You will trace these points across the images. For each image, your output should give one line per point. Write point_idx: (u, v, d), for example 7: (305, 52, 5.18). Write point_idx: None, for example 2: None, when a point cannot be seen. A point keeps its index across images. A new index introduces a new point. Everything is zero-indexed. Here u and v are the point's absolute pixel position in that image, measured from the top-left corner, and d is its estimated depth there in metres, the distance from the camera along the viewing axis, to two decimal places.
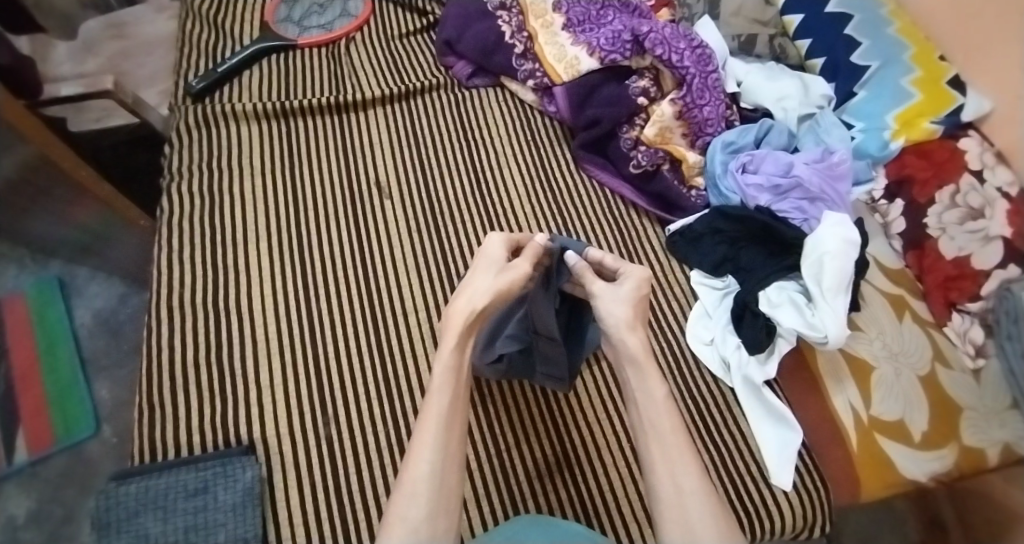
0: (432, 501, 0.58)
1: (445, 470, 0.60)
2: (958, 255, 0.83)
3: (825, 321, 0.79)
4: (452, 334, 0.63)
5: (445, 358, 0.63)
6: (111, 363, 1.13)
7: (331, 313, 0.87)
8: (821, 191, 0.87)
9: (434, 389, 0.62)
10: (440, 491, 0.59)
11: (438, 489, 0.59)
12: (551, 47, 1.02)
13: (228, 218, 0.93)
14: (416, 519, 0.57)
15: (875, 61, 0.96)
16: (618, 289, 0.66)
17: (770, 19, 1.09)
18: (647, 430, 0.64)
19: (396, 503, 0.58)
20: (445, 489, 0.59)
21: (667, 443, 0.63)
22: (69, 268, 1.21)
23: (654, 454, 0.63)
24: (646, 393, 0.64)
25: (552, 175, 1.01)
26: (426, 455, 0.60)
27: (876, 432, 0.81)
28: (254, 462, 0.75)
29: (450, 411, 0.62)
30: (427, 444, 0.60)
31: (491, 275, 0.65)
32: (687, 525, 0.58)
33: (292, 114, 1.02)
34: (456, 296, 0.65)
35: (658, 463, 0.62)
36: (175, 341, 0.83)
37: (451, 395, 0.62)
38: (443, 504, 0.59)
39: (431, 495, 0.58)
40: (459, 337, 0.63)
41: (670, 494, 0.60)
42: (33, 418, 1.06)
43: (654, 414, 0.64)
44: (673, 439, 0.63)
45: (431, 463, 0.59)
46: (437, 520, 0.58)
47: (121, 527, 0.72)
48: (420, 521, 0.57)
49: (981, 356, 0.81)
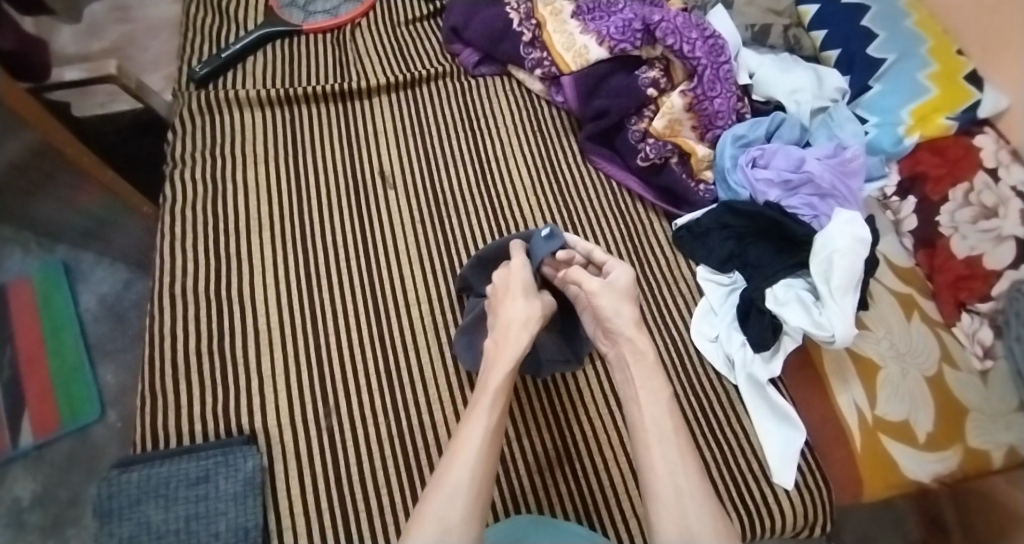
0: (467, 504, 0.58)
1: (482, 478, 0.60)
2: (970, 255, 0.83)
3: (832, 321, 0.78)
4: (505, 360, 0.67)
5: (497, 377, 0.66)
6: (115, 347, 1.14)
7: (333, 304, 0.87)
8: (832, 187, 0.86)
9: (483, 405, 0.65)
10: (474, 498, 0.59)
11: (473, 495, 0.59)
12: (560, 35, 0.99)
13: (231, 205, 0.92)
14: (451, 520, 0.57)
15: (891, 54, 0.95)
16: (614, 284, 0.71)
17: (785, 9, 1.06)
18: (647, 428, 0.64)
19: (431, 504, 0.58)
20: (480, 496, 0.59)
21: (669, 444, 0.63)
22: (75, 253, 1.21)
23: (651, 452, 0.62)
24: (650, 396, 0.66)
25: (558, 166, 0.99)
26: (468, 458, 0.61)
27: (881, 432, 0.81)
28: (255, 452, 0.75)
29: (494, 424, 0.63)
30: (467, 453, 0.61)
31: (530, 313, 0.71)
32: (684, 524, 0.57)
33: (296, 101, 1.01)
34: (504, 328, 0.70)
35: (659, 461, 0.61)
36: (178, 330, 0.83)
37: (499, 415, 0.64)
38: (477, 507, 0.58)
39: (466, 499, 0.58)
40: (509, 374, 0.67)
41: (668, 493, 0.60)
42: (39, 401, 1.07)
43: (659, 418, 0.64)
44: (675, 438, 0.63)
45: (468, 467, 0.60)
46: (470, 523, 0.57)
47: (124, 515, 0.72)
48: (455, 522, 0.57)
49: (988, 358, 0.82)
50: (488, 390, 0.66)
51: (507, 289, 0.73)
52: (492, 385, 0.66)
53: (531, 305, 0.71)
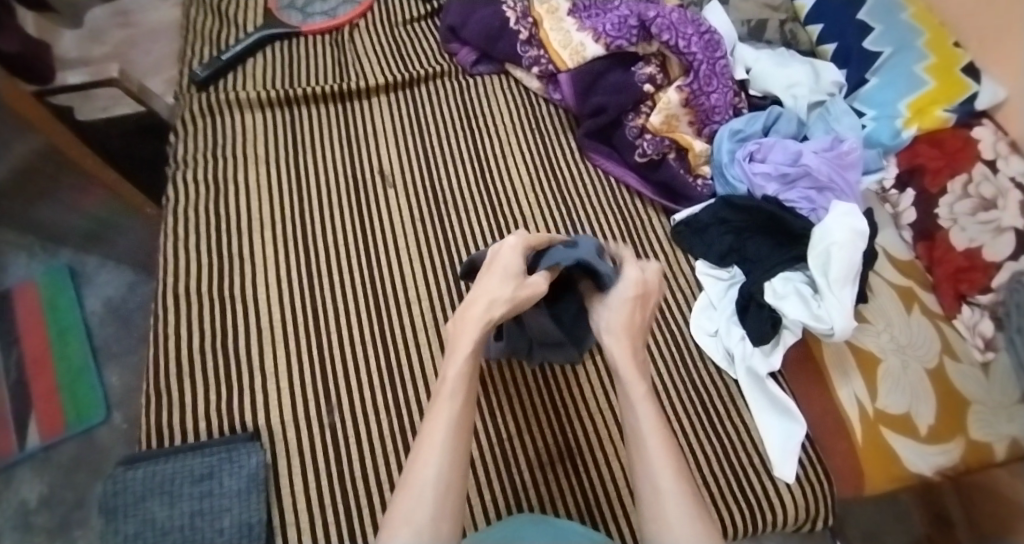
0: (436, 500, 0.55)
1: (452, 471, 0.57)
2: (969, 247, 0.83)
3: (830, 313, 0.78)
4: (467, 344, 0.63)
5: (459, 363, 0.63)
6: (120, 349, 1.15)
7: (334, 302, 0.87)
8: (830, 180, 0.86)
9: (446, 393, 0.61)
10: (444, 493, 0.56)
11: (443, 489, 0.56)
12: (556, 33, 0.98)
13: (232, 205, 0.93)
14: (422, 520, 0.54)
15: (887, 47, 0.95)
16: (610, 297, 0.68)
17: (781, 4, 1.06)
18: (631, 430, 0.62)
19: (399, 506, 0.55)
20: (452, 489, 0.56)
21: (648, 444, 0.60)
22: (79, 256, 1.22)
23: (635, 453, 0.61)
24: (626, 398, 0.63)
25: (557, 163, 0.99)
26: (437, 450, 0.57)
27: (882, 425, 0.81)
28: (259, 448, 0.75)
29: (459, 414, 0.60)
30: (434, 444, 0.58)
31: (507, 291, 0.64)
32: (663, 522, 0.56)
33: (296, 102, 1.02)
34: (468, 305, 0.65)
35: (638, 462, 0.60)
36: (180, 328, 0.83)
37: (463, 400, 0.61)
38: (449, 501, 0.56)
39: (435, 494, 0.55)
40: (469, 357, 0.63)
41: (648, 492, 0.58)
42: (47, 403, 1.08)
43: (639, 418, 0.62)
44: (655, 437, 0.60)
45: (437, 461, 0.57)
46: (442, 521, 0.55)
47: (128, 512, 0.72)
48: (425, 522, 0.54)
49: (989, 350, 0.81)
50: (451, 377, 0.63)
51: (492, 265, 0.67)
52: (454, 371, 0.62)
53: (504, 280, 0.65)
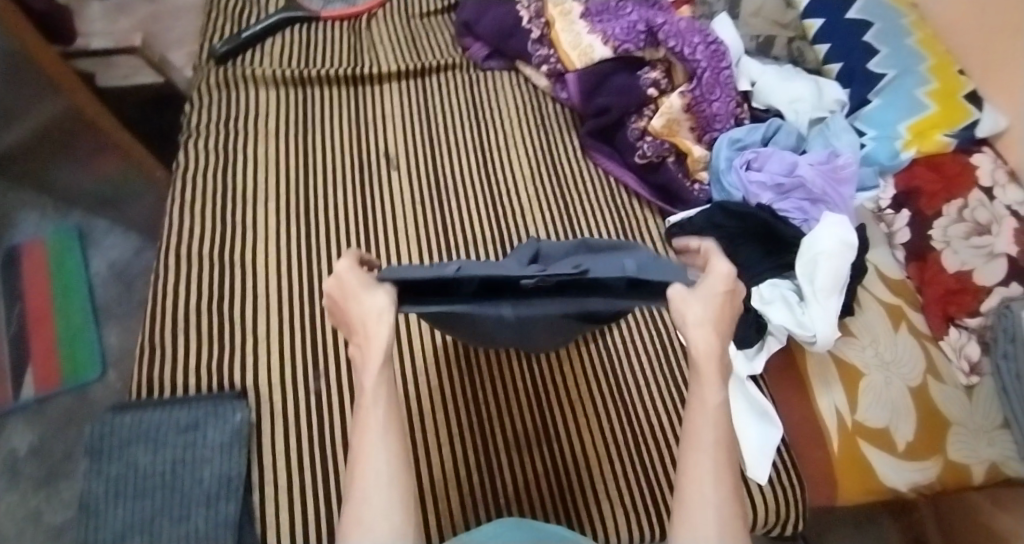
0: (391, 494, 0.51)
1: (399, 465, 0.53)
2: (961, 270, 0.84)
3: (814, 320, 0.80)
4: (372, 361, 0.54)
5: (372, 372, 0.55)
6: (122, 311, 1.19)
7: (329, 274, 0.89)
8: (823, 193, 0.88)
9: (368, 397, 0.54)
10: (395, 488, 0.51)
11: (395, 485, 0.51)
12: (568, 34, 1.01)
13: (239, 176, 0.96)
14: (376, 513, 0.50)
15: (892, 70, 0.97)
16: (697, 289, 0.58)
17: (790, 22, 1.07)
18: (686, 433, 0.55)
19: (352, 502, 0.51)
20: (401, 482, 0.52)
21: (706, 454, 0.53)
22: (88, 220, 1.26)
23: (687, 458, 0.54)
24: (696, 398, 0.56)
25: (558, 160, 1.01)
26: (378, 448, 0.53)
27: (860, 437, 0.81)
28: (244, 406, 0.77)
29: (388, 418, 0.54)
30: (370, 444, 0.53)
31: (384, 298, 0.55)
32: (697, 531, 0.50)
33: (310, 82, 1.05)
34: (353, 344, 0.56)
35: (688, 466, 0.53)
36: (178, 286, 0.86)
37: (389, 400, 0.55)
38: (405, 495, 0.52)
39: (388, 489, 0.51)
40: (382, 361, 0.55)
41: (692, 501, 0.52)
42: (44, 359, 1.13)
43: (701, 424, 0.55)
44: (715, 450, 0.54)
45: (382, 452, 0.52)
46: (394, 515, 0.50)
47: (114, 454, 0.74)
48: (378, 518, 0.50)
49: (975, 374, 0.82)
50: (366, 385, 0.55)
51: (345, 295, 0.56)
52: (365, 383, 0.55)
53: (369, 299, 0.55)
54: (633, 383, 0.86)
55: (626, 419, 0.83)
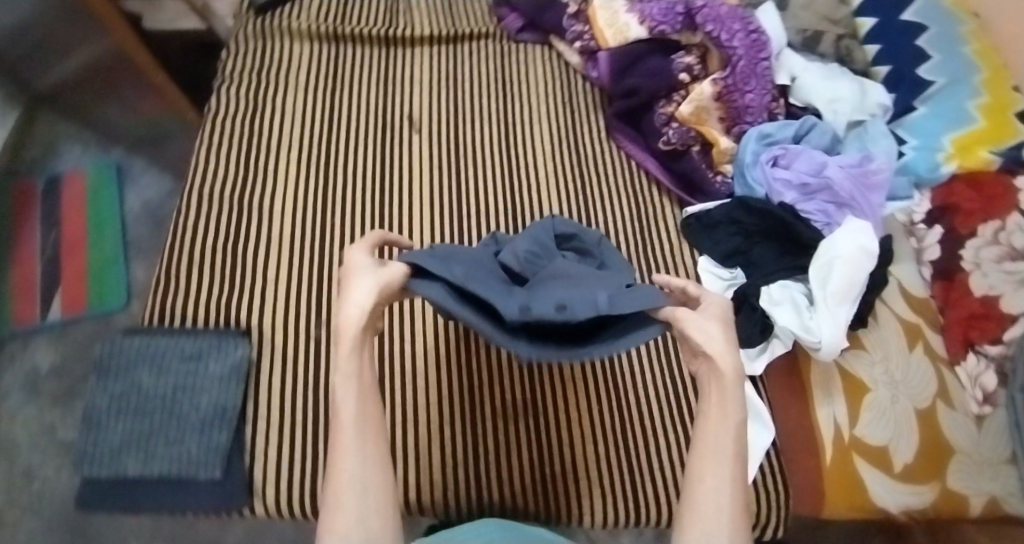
0: (372, 496, 0.51)
1: (375, 465, 0.52)
2: (987, 295, 0.79)
3: (820, 326, 0.77)
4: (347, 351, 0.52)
5: (344, 368, 0.53)
6: (150, 247, 1.23)
7: (341, 230, 0.91)
8: (850, 197, 0.84)
9: (342, 394, 0.53)
10: (371, 491, 0.51)
11: (369, 489, 0.51)
12: (605, 12, 0.99)
13: (266, 124, 0.98)
14: (359, 515, 0.50)
15: (942, 78, 0.92)
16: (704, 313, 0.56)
17: (841, 18, 1.04)
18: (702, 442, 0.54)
19: (334, 501, 0.50)
20: (377, 484, 0.51)
21: (724, 464, 0.53)
22: (129, 157, 1.31)
23: (703, 465, 0.53)
24: (718, 408, 0.54)
25: (582, 138, 1.00)
26: (353, 448, 0.52)
27: (855, 452, 0.78)
28: (247, 343, 0.80)
29: (363, 415, 0.53)
30: (346, 444, 0.52)
31: (366, 281, 0.53)
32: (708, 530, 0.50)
33: (343, 39, 1.06)
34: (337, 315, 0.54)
35: (707, 472, 0.53)
36: (195, 224, 0.88)
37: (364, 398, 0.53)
38: (385, 494, 0.52)
39: (367, 489, 0.51)
40: (355, 345, 0.53)
41: (707, 504, 0.51)
42: (75, 283, 1.18)
43: (719, 435, 0.54)
44: (732, 461, 0.53)
45: (361, 456, 0.51)
46: (370, 520, 0.50)
47: (118, 373, 0.77)
48: (358, 519, 0.50)
49: (987, 404, 0.78)
50: (343, 376, 0.53)
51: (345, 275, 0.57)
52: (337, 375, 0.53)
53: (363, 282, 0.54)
54: (627, 367, 0.85)
55: (616, 402, 0.83)
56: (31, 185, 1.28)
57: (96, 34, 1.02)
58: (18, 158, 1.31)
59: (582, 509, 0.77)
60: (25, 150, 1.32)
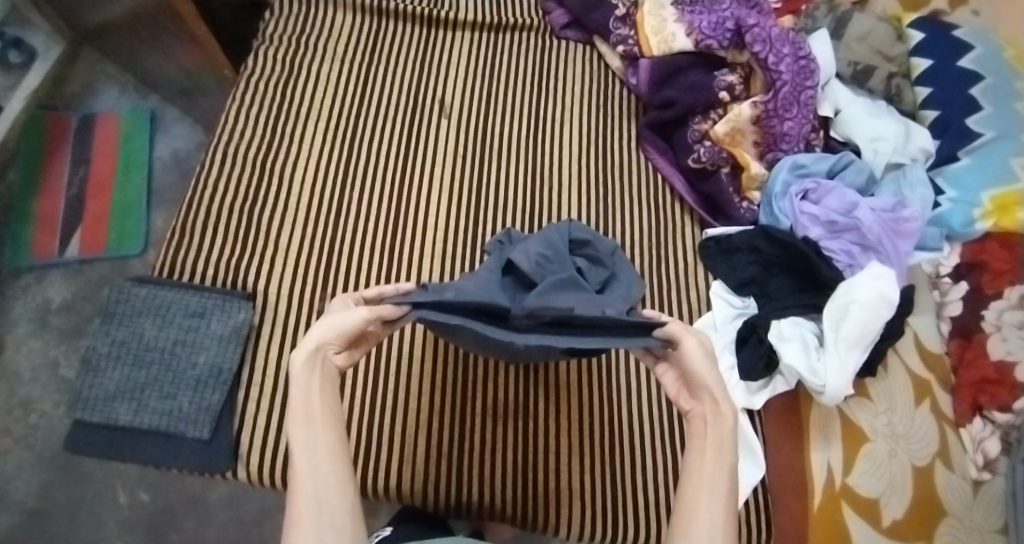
0: (330, 507, 0.54)
1: (334, 479, 0.56)
2: (1003, 359, 0.77)
3: (828, 370, 0.75)
4: (299, 389, 0.57)
5: (299, 397, 0.57)
6: (173, 197, 1.24)
7: (359, 207, 0.90)
8: (877, 241, 0.81)
9: (298, 418, 0.56)
10: (325, 501, 0.54)
11: (321, 503, 0.54)
12: (653, 18, 0.97)
13: (297, 90, 0.97)
14: (321, 525, 0.53)
15: (990, 131, 0.89)
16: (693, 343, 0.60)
17: (896, 56, 0.99)
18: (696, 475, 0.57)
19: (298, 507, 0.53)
20: (335, 494, 0.55)
21: (718, 499, 0.56)
22: (164, 106, 1.33)
23: (698, 498, 0.56)
24: (717, 445, 0.58)
25: (613, 147, 0.98)
26: (308, 466, 0.55)
27: (844, 500, 0.77)
28: (249, 308, 0.80)
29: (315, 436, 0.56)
30: (302, 459, 0.55)
31: (329, 321, 0.59)
32: None
33: (385, 14, 1.05)
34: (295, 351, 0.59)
35: (701, 506, 0.55)
36: (215, 182, 0.89)
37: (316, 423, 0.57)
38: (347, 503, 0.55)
39: (323, 501, 0.54)
40: (303, 379, 0.57)
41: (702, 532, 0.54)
42: (96, 223, 1.20)
43: (716, 472, 0.57)
44: (726, 496, 0.56)
45: (316, 472, 0.55)
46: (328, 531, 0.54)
47: (123, 320, 0.77)
48: (326, 526, 0.54)
49: (987, 470, 0.75)
50: (297, 408, 0.57)
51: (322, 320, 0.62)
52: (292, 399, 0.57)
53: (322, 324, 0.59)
54: (627, 380, 0.84)
55: (609, 416, 0.82)
56: (66, 119, 1.29)
57: None
58: (57, 90, 1.33)
59: (560, 522, 0.76)
60: (64, 84, 1.33)
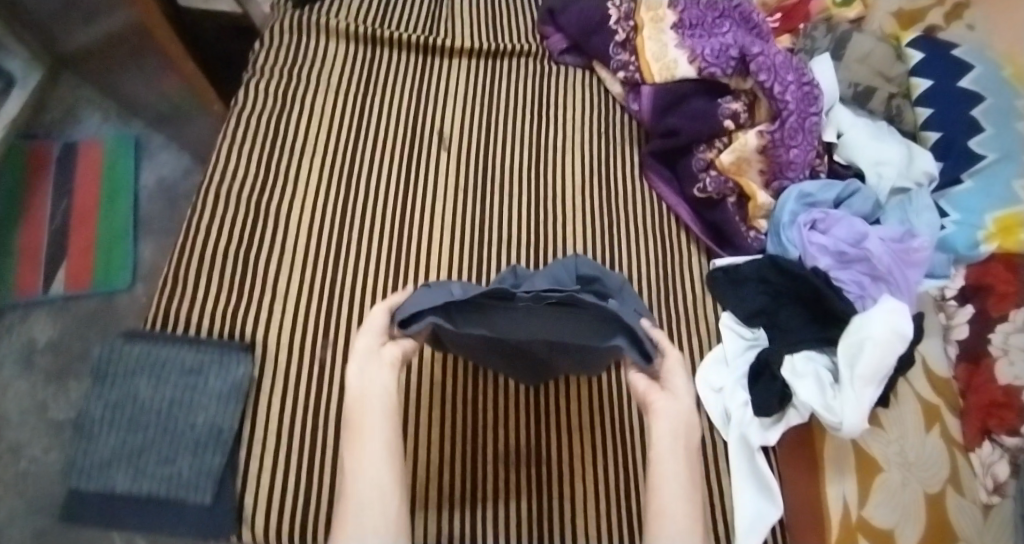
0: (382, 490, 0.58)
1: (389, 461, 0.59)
2: (1011, 383, 0.75)
3: (844, 407, 0.72)
4: (365, 376, 0.64)
5: (363, 380, 0.63)
6: (159, 228, 1.20)
7: (360, 244, 0.88)
8: (887, 272, 0.81)
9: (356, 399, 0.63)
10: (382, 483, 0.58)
11: (379, 486, 0.58)
12: (653, 43, 0.96)
13: (290, 124, 0.94)
14: (371, 502, 0.57)
15: (992, 152, 0.89)
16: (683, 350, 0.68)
17: (897, 76, 0.99)
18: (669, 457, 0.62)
19: (352, 486, 0.58)
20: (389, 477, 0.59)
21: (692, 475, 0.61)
22: (148, 132, 1.28)
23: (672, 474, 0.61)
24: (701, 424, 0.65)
25: (613, 177, 0.96)
26: (365, 446, 0.60)
27: (860, 533, 0.75)
28: (248, 361, 0.77)
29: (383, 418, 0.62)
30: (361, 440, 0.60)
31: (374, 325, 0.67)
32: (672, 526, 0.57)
33: (379, 42, 1.02)
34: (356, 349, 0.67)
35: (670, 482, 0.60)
36: (210, 224, 0.85)
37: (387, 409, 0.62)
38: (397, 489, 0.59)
39: (376, 482, 0.58)
40: (362, 370, 0.64)
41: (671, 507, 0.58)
42: (80, 258, 1.15)
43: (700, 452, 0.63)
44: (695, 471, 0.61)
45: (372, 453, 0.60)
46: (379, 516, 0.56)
47: (116, 380, 0.74)
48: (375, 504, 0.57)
49: (996, 494, 0.74)
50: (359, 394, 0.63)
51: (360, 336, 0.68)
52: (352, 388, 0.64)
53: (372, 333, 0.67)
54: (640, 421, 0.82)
55: (622, 456, 0.80)
56: (47, 148, 1.25)
57: (117, 9, 0.97)
58: (37, 118, 1.28)
59: None
60: (44, 111, 1.28)
